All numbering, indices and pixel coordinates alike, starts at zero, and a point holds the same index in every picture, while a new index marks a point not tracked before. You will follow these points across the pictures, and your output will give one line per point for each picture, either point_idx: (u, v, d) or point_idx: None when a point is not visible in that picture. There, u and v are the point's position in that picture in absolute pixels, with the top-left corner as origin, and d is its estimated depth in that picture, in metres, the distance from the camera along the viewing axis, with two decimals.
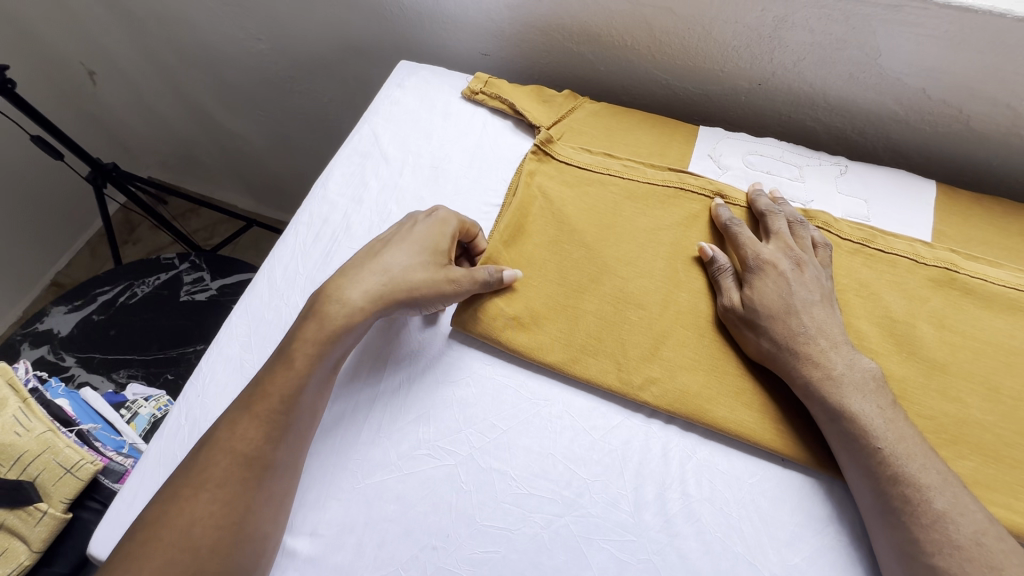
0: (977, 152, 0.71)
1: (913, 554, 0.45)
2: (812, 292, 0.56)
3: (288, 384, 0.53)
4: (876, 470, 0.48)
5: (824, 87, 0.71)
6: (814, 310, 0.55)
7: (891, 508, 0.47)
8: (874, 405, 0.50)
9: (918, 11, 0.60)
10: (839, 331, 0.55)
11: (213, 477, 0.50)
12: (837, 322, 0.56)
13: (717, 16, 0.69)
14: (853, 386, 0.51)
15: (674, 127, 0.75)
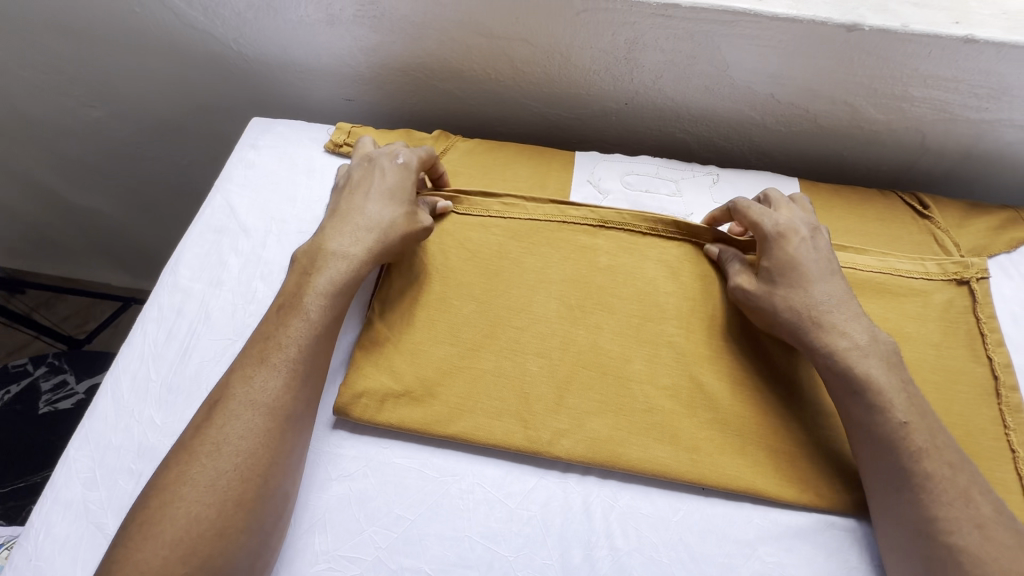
0: (828, 145, 0.75)
1: (920, 532, 0.46)
2: (818, 278, 0.56)
3: (270, 384, 0.49)
4: (885, 449, 0.49)
5: (685, 101, 0.73)
6: (786, 304, 0.55)
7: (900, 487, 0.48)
8: (871, 386, 0.51)
9: (752, 25, 0.62)
10: (829, 313, 0.54)
11: (181, 499, 0.44)
12: (829, 299, 0.55)
13: (572, 43, 0.68)
14: (873, 360, 0.52)
15: (551, 156, 0.73)
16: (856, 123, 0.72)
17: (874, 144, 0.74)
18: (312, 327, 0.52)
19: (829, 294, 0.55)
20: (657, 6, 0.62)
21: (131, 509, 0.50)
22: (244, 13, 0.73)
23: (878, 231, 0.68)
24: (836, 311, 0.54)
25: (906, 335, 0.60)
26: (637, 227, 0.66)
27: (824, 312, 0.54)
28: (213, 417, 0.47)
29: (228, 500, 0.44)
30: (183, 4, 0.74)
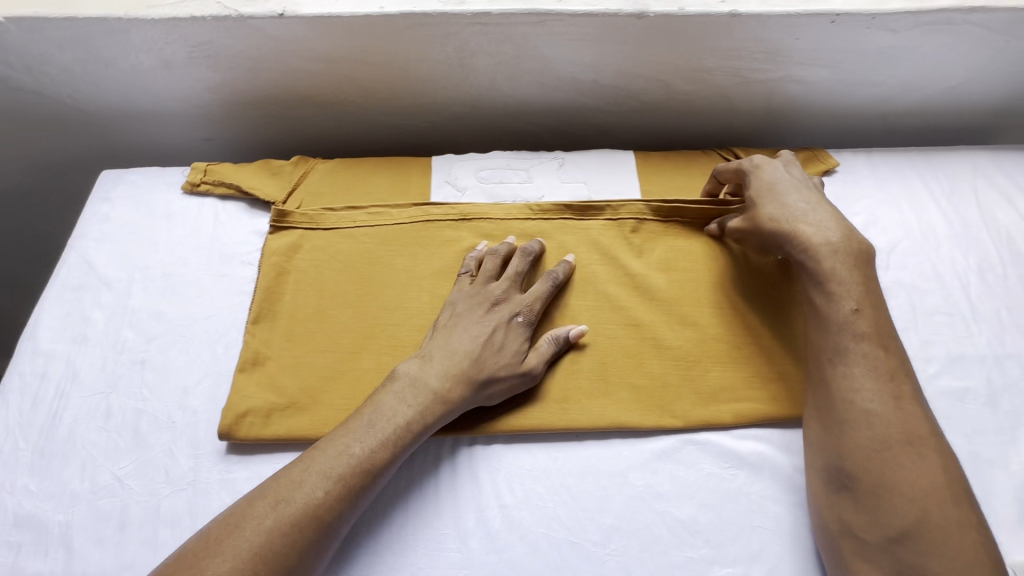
0: (656, 117, 0.85)
1: (838, 397, 0.53)
2: (791, 192, 0.64)
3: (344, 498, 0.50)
4: (830, 331, 0.56)
5: (524, 96, 0.80)
6: (772, 216, 0.63)
7: (835, 362, 0.55)
8: (831, 276, 0.58)
9: (558, 23, 0.70)
10: (800, 220, 0.62)
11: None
12: (802, 208, 0.63)
13: (406, 58, 0.73)
14: (840, 256, 0.59)
15: (410, 163, 0.78)
16: (673, 95, 0.81)
17: (693, 110, 0.84)
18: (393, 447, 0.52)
19: (803, 203, 0.64)
20: (471, 16, 0.68)
21: None
22: (72, 68, 0.72)
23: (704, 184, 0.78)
24: (804, 218, 0.62)
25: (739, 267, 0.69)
26: (497, 216, 0.71)
27: (801, 218, 0.62)
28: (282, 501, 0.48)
29: (279, 538, 0.47)
30: (5, 67, 0.72)
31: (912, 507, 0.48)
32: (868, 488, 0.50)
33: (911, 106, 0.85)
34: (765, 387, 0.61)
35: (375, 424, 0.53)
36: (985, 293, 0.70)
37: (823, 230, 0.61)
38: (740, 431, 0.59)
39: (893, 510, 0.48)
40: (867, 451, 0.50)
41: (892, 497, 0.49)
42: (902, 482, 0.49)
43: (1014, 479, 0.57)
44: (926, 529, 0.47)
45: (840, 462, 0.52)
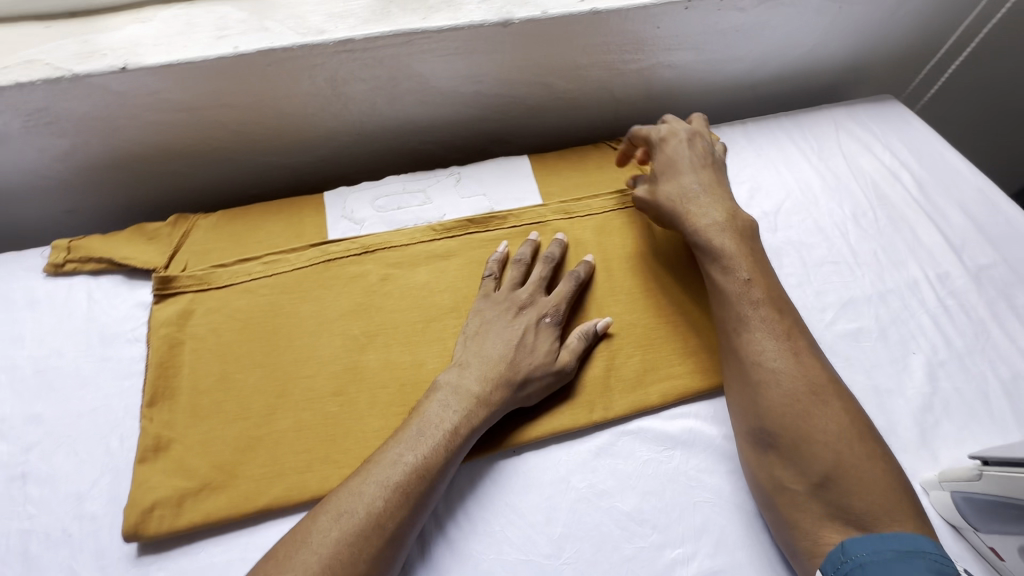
0: (544, 118, 0.87)
1: (749, 363, 0.56)
2: (687, 172, 0.68)
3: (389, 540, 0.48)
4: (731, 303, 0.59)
5: (409, 116, 0.79)
6: (665, 198, 0.67)
7: (738, 328, 0.58)
8: (723, 252, 0.62)
9: (426, 40, 0.69)
10: (690, 199, 0.66)
11: None
12: (696, 189, 0.67)
13: (277, 96, 0.70)
14: (726, 233, 0.63)
15: (302, 202, 0.74)
16: (555, 95, 0.83)
17: (577, 107, 0.86)
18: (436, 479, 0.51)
19: (698, 183, 0.67)
20: (335, 44, 0.66)
21: None
22: None
23: (599, 177, 0.80)
24: (696, 196, 0.66)
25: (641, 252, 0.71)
26: (400, 243, 0.70)
27: (694, 197, 0.66)
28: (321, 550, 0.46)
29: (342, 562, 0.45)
30: None
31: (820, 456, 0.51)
32: (790, 444, 0.52)
33: (772, 75, 0.91)
34: (683, 362, 0.63)
35: (426, 432, 0.53)
36: (862, 237, 0.76)
37: (710, 210, 0.65)
38: (669, 412, 0.61)
39: (814, 458, 0.51)
40: (782, 407, 0.53)
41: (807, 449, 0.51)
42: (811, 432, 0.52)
43: (912, 403, 0.62)
44: (835, 468, 0.51)
45: (763, 425, 0.54)
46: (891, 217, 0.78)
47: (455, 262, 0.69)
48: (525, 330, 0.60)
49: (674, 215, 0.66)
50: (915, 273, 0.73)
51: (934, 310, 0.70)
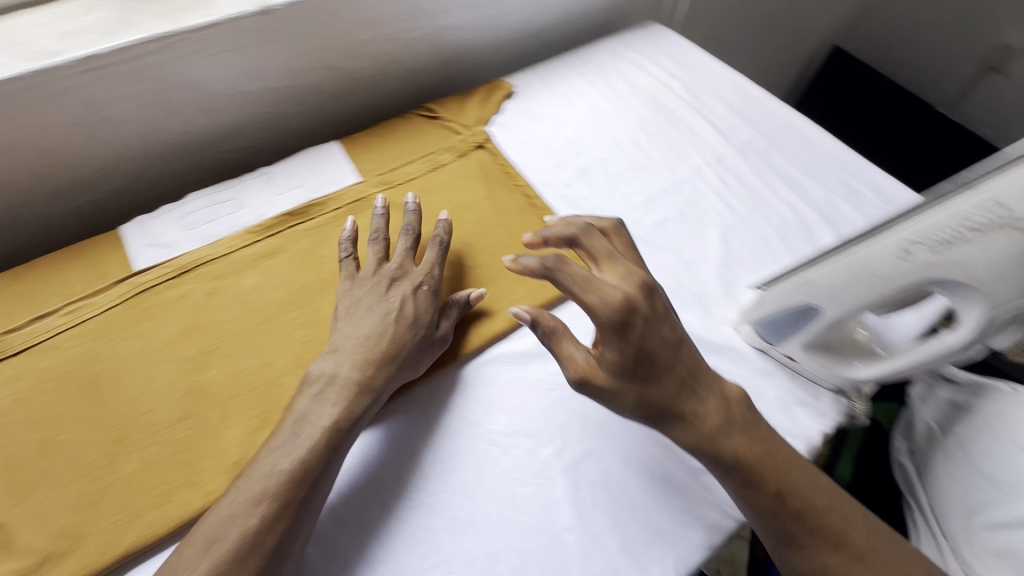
0: (345, 101, 0.87)
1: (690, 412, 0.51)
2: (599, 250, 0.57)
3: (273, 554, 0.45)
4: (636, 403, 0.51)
5: (197, 126, 0.75)
6: (554, 258, 0.53)
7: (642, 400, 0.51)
8: (631, 309, 0.50)
9: (183, 43, 0.66)
10: (601, 262, 0.55)
11: None
12: (604, 264, 0.55)
13: (26, 134, 0.63)
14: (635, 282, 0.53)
15: (97, 242, 0.68)
16: (347, 76, 0.84)
17: (375, 84, 0.88)
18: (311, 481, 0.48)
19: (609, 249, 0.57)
20: (76, 64, 0.61)
21: None
22: None
23: (412, 143, 0.82)
24: (602, 260, 0.56)
25: (462, 204, 0.76)
26: (218, 254, 0.67)
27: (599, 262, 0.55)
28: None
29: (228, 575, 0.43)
30: None
31: (771, 484, 0.49)
32: (781, 534, 0.49)
33: (548, 20, 0.99)
34: (520, 287, 0.69)
35: (308, 421, 0.51)
36: (651, 142, 0.87)
37: (618, 272, 0.54)
38: (519, 333, 0.66)
39: (782, 497, 0.49)
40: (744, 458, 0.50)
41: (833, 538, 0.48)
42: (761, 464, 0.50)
43: (714, 265, 0.73)
44: (796, 493, 0.49)
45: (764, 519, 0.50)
46: (670, 120, 0.90)
47: (282, 257, 0.68)
48: (402, 303, 0.60)
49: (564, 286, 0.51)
50: (696, 162, 0.85)
51: (717, 186, 0.82)
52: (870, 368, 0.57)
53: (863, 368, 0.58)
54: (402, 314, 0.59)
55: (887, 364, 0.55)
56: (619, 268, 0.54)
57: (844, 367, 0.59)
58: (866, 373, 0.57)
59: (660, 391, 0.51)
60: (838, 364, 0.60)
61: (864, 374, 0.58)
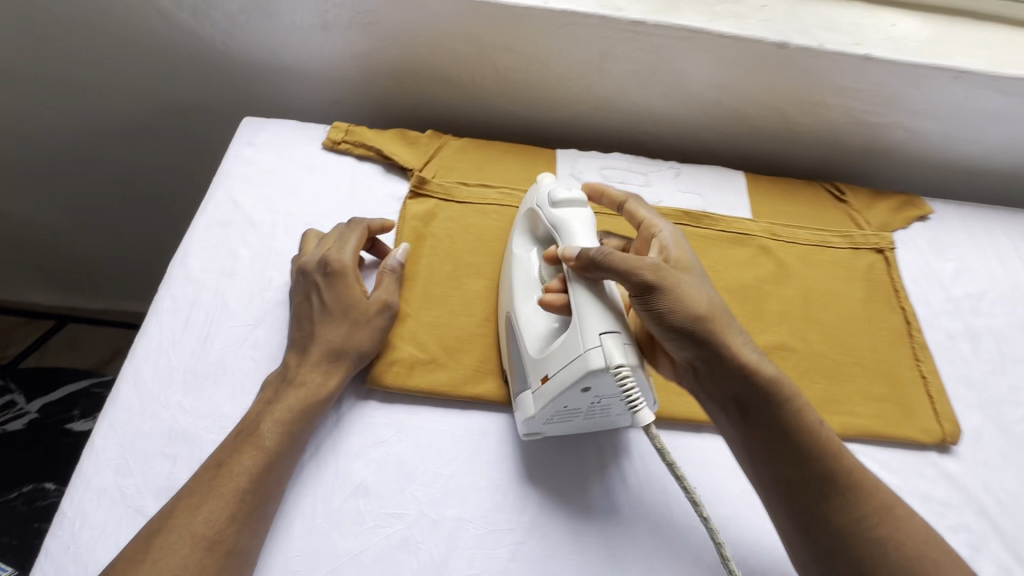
0: (762, 145, 0.88)
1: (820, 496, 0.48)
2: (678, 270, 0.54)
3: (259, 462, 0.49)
4: (722, 389, 0.52)
5: (648, 107, 0.84)
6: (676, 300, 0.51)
7: (753, 392, 0.51)
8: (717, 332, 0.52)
9: (705, 41, 0.74)
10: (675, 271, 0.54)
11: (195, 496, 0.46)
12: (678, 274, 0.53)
13: (550, 54, 0.77)
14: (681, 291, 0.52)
15: (535, 151, 0.81)
16: (785, 125, 0.85)
17: (798, 144, 0.87)
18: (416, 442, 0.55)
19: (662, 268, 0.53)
20: (627, 23, 0.72)
21: (169, 490, 0.50)
22: (236, 16, 0.75)
23: (809, 212, 0.81)
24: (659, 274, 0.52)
25: (839, 293, 0.73)
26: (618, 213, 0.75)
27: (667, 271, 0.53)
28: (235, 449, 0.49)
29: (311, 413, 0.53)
30: (174, 6, 0.75)
31: (809, 482, 0.49)
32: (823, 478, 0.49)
33: (1007, 165, 0.88)
34: (867, 406, 0.65)
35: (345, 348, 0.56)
36: None
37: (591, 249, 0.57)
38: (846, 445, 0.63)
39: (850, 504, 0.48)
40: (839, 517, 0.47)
41: (809, 466, 0.49)
42: (806, 451, 0.49)
43: None
44: (883, 521, 0.47)
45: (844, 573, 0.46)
46: None
47: None
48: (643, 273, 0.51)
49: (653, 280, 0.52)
50: None
51: None
52: (565, 371, 0.50)
53: (561, 374, 0.50)
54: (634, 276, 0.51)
55: (623, 339, 0.49)
56: (681, 244, 0.58)
57: (554, 399, 0.51)
58: (568, 379, 0.50)
59: (787, 453, 0.49)
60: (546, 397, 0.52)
61: (552, 363, 0.52)
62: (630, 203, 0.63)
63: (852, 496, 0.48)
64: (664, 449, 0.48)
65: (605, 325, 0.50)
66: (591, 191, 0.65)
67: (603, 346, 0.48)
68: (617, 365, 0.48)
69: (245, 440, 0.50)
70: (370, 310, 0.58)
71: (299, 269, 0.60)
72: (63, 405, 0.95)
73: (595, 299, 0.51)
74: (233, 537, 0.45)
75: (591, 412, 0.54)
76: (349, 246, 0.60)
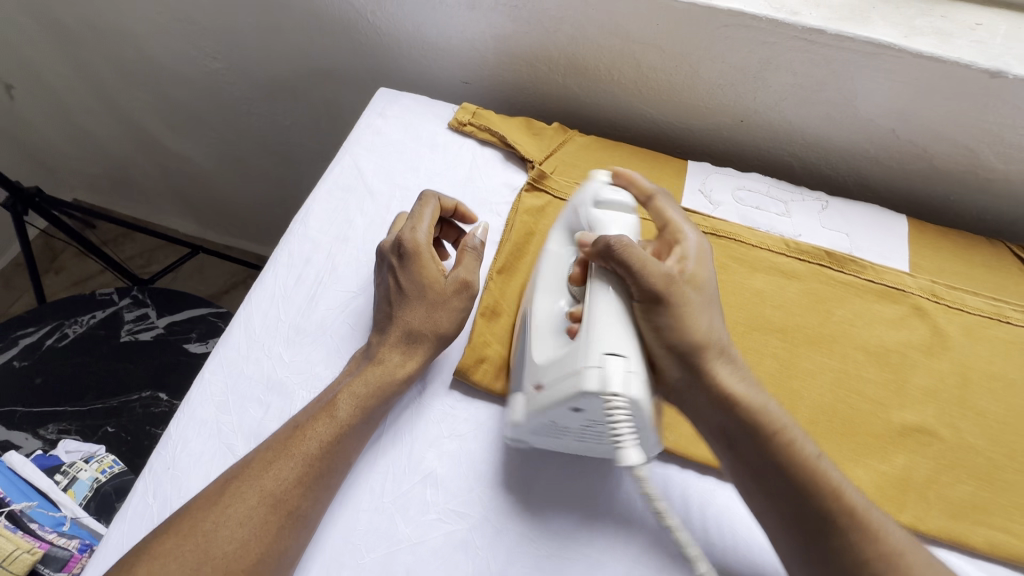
0: (935, 188, 0.75)
1: (820, 534, 0.45)
2: (687, 287, 0.51)
3: (332, 434, 0.49)
4: (710, 419, 0.50)
5: (801, 127, 0.74)
6: (673, 318, 0.49)
7: (736, 423, 0.49)
8: (711, 349, 0.50)
9: (893, 59, 0.63)
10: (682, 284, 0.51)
11: (268, 455, 0.47)
12: (681, 287, 0.50)
13: (702, 56, 0.70)
14: (687, 304, 0.50)
15: (664, 160, 0.75)
16: (974, 169, 0.71)
17: (985, 193, 0.73)
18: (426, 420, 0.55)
19: (671, 278, 0.50)
20: (801, 29, 0.64)
21: (258, 436, 0.53)
22: None
23: (985, 277, 0.68)
24: (664, 285, 0.49)
25: (1012, 381, 0.60)
26: (748, 240, 0.67)
27: (678, 287, 0.50)
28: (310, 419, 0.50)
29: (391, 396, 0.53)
30: None
31: (809, 519, 0.46)
32: (824, 520, 0.45)
33: None
34: None
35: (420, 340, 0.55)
36: None
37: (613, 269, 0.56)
38: (988, 566, 0.52)
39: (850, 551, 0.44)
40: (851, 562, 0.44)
41: (803, 503, 0.46)
42: (779, 470, 0.47)
43: None
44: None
45: None
46: None
47: (796, 286, 0.65)
48: (644, 283, 0.49)
49: (649, 284, 0.49)
50: None
51: None
52: (557, 387, 0.47)
53: (553, 388, 0.48)
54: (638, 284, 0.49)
55: (627, 365, 0.46)
56: (702, 259, 0.54)
57: (543, 410, 0.48)
58: (560, 394, 0.47)
59: (784, 482, 0.47)
60: (535, 404, 0.49)
61: (546, 373, 0.49)
62: (658, 199, 0.59)
63: (859, 531, 0.45)
64: (653, 497, 0.45)
65: (610, 345, 0.46)
66: (619, 178, 0.60)
67: (602, 368, 0.45)
68: (612, 392, 0.44)
69: (322, 408, 0.51)
70: (448, 290, 0.56)
71: (377, 250, 0.59)
72: (184, 326, 1.04)
73: (614, 302, 0.49)
74: (297, 499, 0.46)
75: (582, 435, 0.50)
76: (419, 230, 0.58)
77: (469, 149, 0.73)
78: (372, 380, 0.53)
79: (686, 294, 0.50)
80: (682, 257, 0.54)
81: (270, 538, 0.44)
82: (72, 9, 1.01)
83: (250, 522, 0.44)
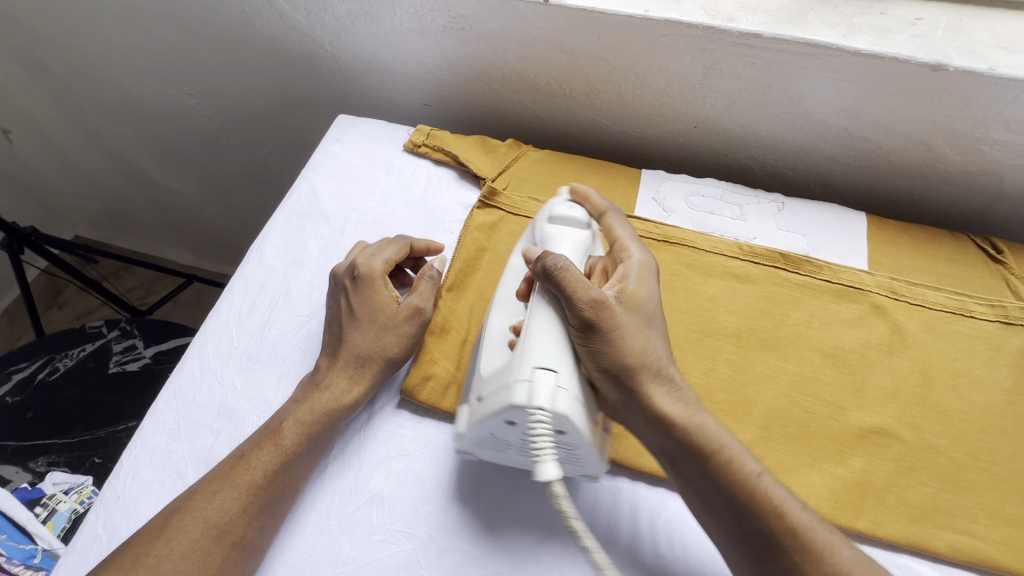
0: (896, 182, 0.74)
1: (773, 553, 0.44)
2: (621, 308, 0.51)
3: (277, 461, 0.50)
4: (652, 438, 0.49)
5: (753, 130, 0.74)
6: (608, 339, 0.49)
7: (676, 442, 0.48)
8: (649, 368, 0.49)
9: (833, 59, 0.63)
10: (619, 307, 0.51)
11: (213, 486, 0.48)
12: (614, 308, 0.50)
13: (646, 66, 0.71)
14: (622, 322, 0.50)
15: (618, 170, 0.75)
16: (931, 162, 0.70)
17: (945, 186, 0.72)
18: (374, 439, 0.55)
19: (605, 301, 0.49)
20: (738, 34, 0.64)
21: (208, 463, 0.53)
22: (343, 19, 0.79)
23: (947, 271, 0.66)
24: (596, 307, 0.49)
25: (976, 377, 0.59)
26: (701, 246, 0.67)
27: (613, 311, 0.49)
28: (257, 447, 0.51)
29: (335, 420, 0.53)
30: (290, 7, 0.81)
31: (755, 542, 0.44)
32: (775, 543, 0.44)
33: None
34: (992, 528, 0.51)
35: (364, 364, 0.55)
36: None
37: None
38: (952, 570, 0.50)
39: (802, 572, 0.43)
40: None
41: (747, 523, 0.44)
42: (727, 492, 0.46)
43: None
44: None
45: None
46: None
47: (751, 289, 0.64)
48: (574, 304, 0.49)
49: (579, 304, 0.49)
50: None
51: None
52: (492, 399, 0.47)
53: (489, 400, 0.48)
54: (569, 302, 0.49)
55: (556, 379, 0.46)
56: (645, 278, 0.54)
57: (482, 420, 0.48)
58: (493, 408, 0.47)
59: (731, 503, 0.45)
60: (474, 415, 0.49)
61: (487, 386, 0.49)
62: (609, 217, 0.59)
63: (804, 553, 0.43)
64: (568, 515, 0.43)
65: (541, 360, 0.47)
66: (575, 195, 0.61)
67: (531, 382, 0.45)
68: (537, 407, 0.45)
69: (267, 435, 0.51)
70: (399, 315, 0.57)
71: (332, 275, 0.60)
72: (170, 356, 1.06)
73: (551, 318, 0.50)
74: (242, 529, 0.47)
75: (523, 450, 0.50)
76: (380, 257, 0.59)
77: (424, 170, 0.74)
78: (317, 404, 0.53)
79: (619, 315, 0.50)
80: (626, 276, 0.54)
81: (212, 569, 0.45)
82: (55, 55, 1.05)
83: (191, 557, 0.45)
